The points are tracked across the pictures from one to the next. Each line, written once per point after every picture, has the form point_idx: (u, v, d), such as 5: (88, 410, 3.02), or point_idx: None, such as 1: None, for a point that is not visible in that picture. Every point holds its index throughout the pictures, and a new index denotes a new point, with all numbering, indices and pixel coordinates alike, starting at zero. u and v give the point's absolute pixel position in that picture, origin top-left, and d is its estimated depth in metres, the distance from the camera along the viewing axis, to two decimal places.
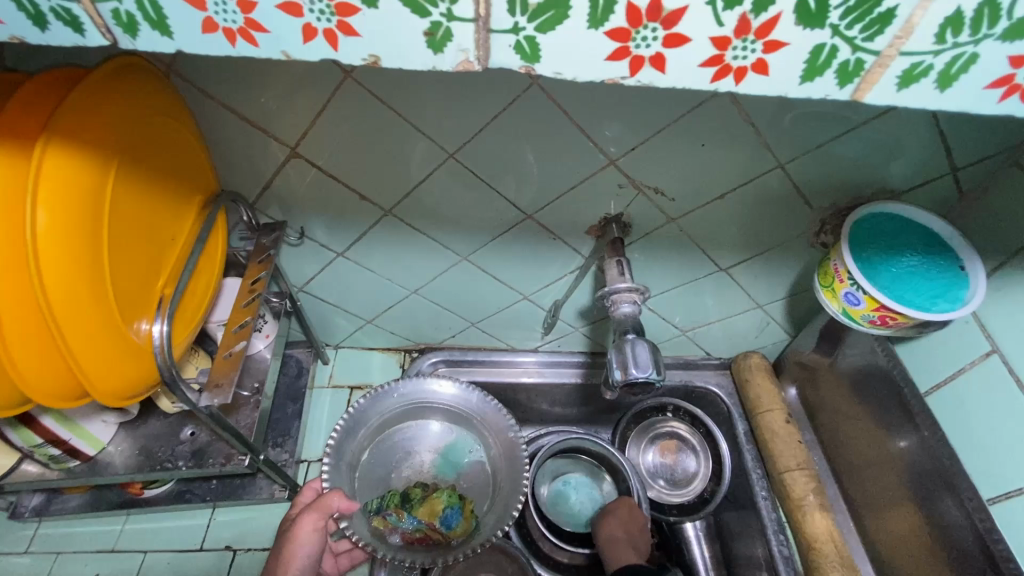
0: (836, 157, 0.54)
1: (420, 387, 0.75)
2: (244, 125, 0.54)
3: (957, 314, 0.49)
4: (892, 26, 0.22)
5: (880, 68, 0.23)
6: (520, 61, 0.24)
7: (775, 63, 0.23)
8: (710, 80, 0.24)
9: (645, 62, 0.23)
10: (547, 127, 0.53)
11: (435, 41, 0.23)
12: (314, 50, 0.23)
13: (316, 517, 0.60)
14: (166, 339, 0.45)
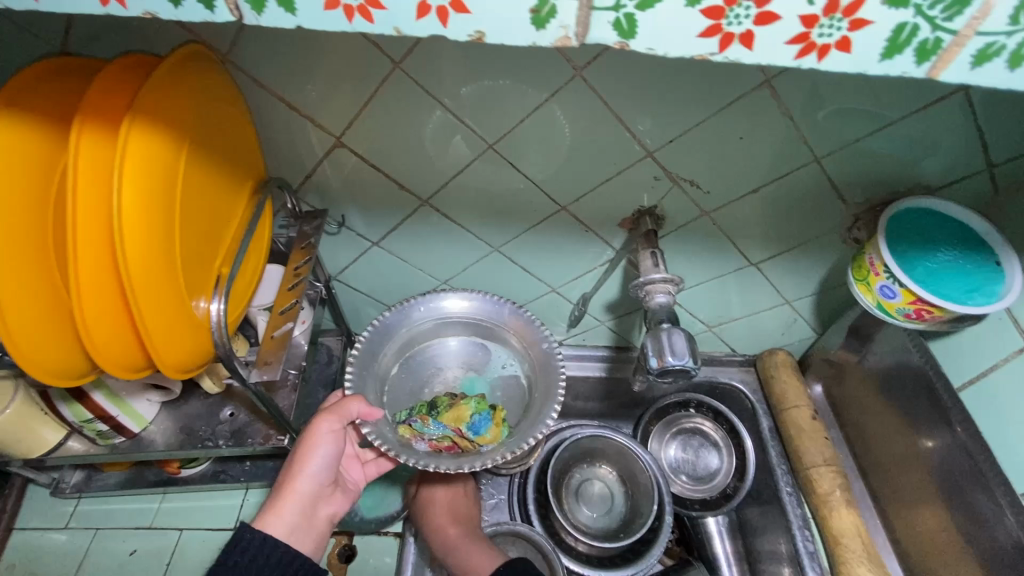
0: (873, 152, 0.55)
1: (441, 303, 0.70)
2: (293, 114, 0.56)
3: (993, 307, 0.50)
4: (972, 7, 0.21)
5: (958, 47, 0.22)
6: (616, 37, 0.24)
7: (859, 41, 0.22)
8: (793, 57, 0.23)
9: (734, 39, 0.23)
10: (587, 118, 0.54)
11: (539, 18, 0.23)
12: (425, 27, 0.24)
13: (334, 419, 0.60)
14: (222, 316, 0.46)
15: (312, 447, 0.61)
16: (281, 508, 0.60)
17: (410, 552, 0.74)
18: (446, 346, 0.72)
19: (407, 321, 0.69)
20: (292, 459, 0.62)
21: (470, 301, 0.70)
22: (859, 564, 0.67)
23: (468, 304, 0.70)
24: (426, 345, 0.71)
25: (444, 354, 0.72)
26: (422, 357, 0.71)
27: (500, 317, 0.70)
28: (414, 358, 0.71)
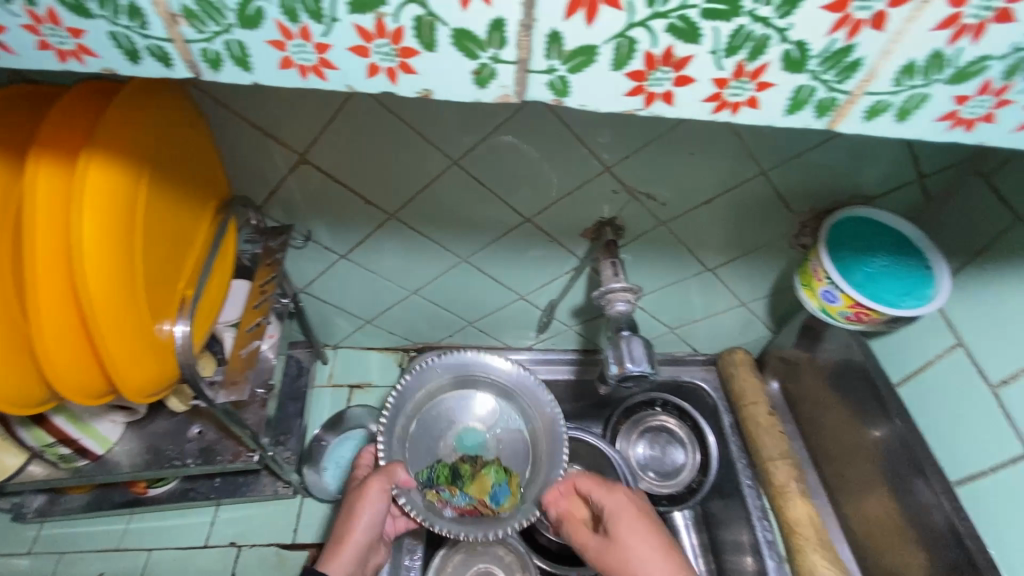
0: (815, 165, 0.58)
1: (479, 361, 0.74)
2: (255, 133, 0.56)
3: (924, 310, 0.54)
4: (860, 73, 0.25)
5: (851, 104, 0.26)
6: (551, 95, 0.27)
7: (766, 100, 0.26)
8: (710, 112, 0.27)
9: (656, 98, 0.26)
10: (547, 136, 0.56)
11: (481, 78, 0.26)
12: (375, 84, 0.26)
13: (383, 481, 0.64)
14: (187, 338, 0.47)
15: (357, 511, 0.63)
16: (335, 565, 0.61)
17: (384, 561, 0.72)
18: (466, 401, 0.76)
19: (429, 379, 0.73)
20: (341, 519, 0.64)
21: (500, 363, 0.74)
22: (812, 550, 0.71)
23: (487, 363, 0.74)
24: (444, 400, 0.75)
25: (462, 410, 0.76)
26: (438, 412, 0.75)
27: (520, 380, 0.74)
28: (433, 412, 0.75)
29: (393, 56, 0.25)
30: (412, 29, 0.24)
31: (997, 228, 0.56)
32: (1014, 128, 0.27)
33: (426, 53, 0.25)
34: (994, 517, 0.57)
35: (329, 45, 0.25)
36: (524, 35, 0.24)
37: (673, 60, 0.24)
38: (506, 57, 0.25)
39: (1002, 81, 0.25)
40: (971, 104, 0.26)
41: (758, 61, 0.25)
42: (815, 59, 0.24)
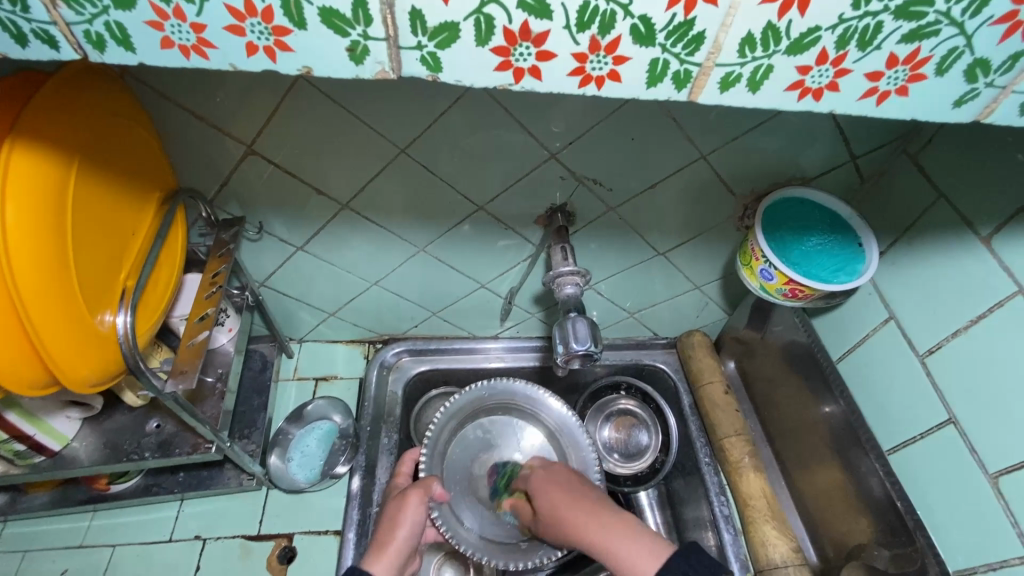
0: (752, 148, 0.60)
1: (526, 394, 0.84)
2: (200, 125, 0.56)
3: (855, 283, 0.58)
4: (705, 45, 0.27)
5: (705, 76, 0.28)
6: (426, 71, 0.28)
7: (625, 73, 0.28)
8: (576, 86, 0.28)
9: (524, 73, 0.28)
10: (492, 124, 0.57)
11: (355, 55, 0.27)
12: (257, 63, 0.27)
13: (421, 494, 0.69)
14: (130, 329, 0.47)
15: (397, 526, 0.67)
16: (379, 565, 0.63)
17: (350, 547, 0.74)
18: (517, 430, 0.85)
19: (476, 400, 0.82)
20: (383, 523, 0.68)
21: (554, 405, 0.83)
22: (764, 521, 0.73)
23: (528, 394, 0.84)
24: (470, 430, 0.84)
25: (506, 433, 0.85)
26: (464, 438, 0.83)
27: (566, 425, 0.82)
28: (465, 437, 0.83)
29: (268, 34, 0.26)
30: (280, 8, 0.25)
31: (923, 205, 0.58)
32: (859, 96, 0.29)
33: (299, 31, 0.26)
34: (924, 481, 0.60)
35: (204, 24, 0.25)
36: (388, 13, 0.25)
37: (531, 35, 0.26)
38: (375, 34, 0.26)
39: (837, 51, 0.27)
40: (813, 73, 0.28)
41: (609, 35, 0.26)
42: (660, 32, 0.26)
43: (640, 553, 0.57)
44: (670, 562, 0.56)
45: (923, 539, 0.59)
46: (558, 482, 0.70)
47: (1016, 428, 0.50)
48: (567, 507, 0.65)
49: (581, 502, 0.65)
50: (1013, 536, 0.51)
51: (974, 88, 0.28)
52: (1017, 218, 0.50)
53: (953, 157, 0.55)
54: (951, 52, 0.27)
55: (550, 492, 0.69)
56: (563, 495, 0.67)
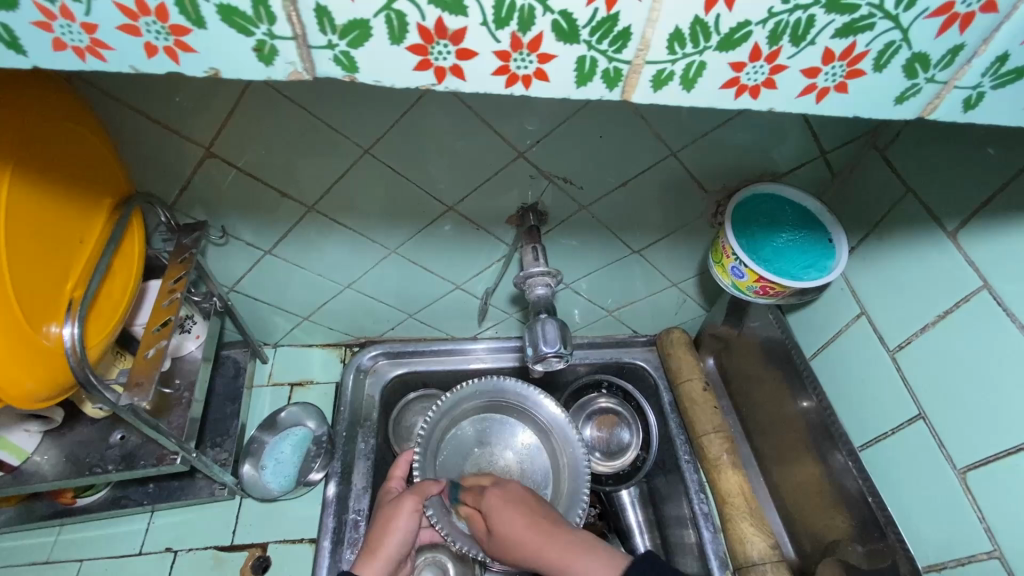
0: (722, 144, 0.59)
1: (517, 392, 0.83)
2: (154, 126, 0.54)
3: (825, 280, 0.58)
4: (633, 41, 0.26)
5: (636, 73, 0.27)
6: (342, 71, 0.27)
7: (552, 71, 0.27)
8: (504, 85, 0.28)
9: (446, 72, 0.27)
10: (457, 124, 0.56)
11: (264, 55, 0.26)
12: (159, 64, 0.26)
13: (416, 500, 0.69)
14: (77, 341, 0.46)
15: (390, 531, 0.67)
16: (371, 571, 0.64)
17: (325, 555, 0.72)
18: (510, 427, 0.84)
19: (468, 397, 0.81)
20: (376, 527, 0.68)
21: (549, 405, 0.81)
22: (742, 518, 0.72)
23: (520, 392, 0.83)
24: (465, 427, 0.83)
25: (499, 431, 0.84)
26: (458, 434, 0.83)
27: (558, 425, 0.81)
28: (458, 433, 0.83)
29: (167, 34, 0.25)
30: (174, 5, 0.23)
31: (892, 200, 0.59)
32: (797, 93, 0.28)
33: (199, 30, 0.24)
34: (895, 476, 0.60)
35: (96, 24, 0.24)
36: (293, 10, 0.24)
37: (448, 33, 0.25)
38: (282, 33, 0.25)
39: (770, 47, 0.26)
40: (748, 70, 0.27)
41: (530, 32, 0.25)
42: (584, 29, 0.25)
43: (597, 567, 0.61)
44: (625, 575, 0.59)
45: (893, 533, 0.59)
46: (503, 501, 0.68)
47: (983, 423, 0.50)
48: (506, 517, 0.66)
49: (535, 530, 0.65)
50: (980, 530, 0.51)
51: (914, 84, 0.28)
52: (981, 213, 0.50)
53: (920, 152, 0.55)
54: (887, 47, 0.26)
55: (513, 524, 0.66)
56: (513, 518, 0.66)
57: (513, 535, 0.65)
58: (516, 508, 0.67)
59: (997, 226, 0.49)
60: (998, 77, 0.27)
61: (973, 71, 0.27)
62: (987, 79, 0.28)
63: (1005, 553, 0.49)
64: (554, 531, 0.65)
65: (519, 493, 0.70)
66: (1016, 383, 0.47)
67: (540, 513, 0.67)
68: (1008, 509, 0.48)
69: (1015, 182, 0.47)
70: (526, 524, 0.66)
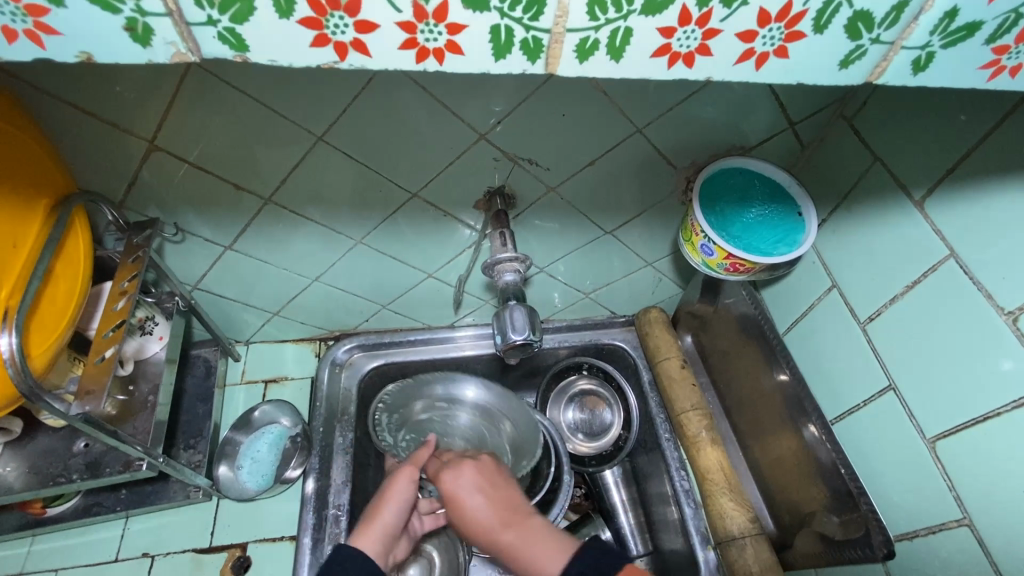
0: (689, 118, 0.58)
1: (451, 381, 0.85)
2: (88, 119, 0.50)
3: (794, 255, 0.58)
4: (550, 7, 0.24)
5: (558, 43, 0.26)
6: (231, 50, 0.25)
7: (465, 44, 0.25)
8: (414, 61, 0.26)
9: (347, 48, 0.25)
10: (414, 108, 0.53)
11: (138, 35, 0.24)
12: (21, 51, 0.23)
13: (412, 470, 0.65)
14: (16, 351, 0.45)
15: (387, 502, 0.64)
16: (368, 541, 0.61)
17: (305, 553, 0.71)
18: (453, 417, 0.84)
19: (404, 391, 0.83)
20: (373, 499, 0.65)
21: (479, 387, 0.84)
22: (722, 495, 0.71)
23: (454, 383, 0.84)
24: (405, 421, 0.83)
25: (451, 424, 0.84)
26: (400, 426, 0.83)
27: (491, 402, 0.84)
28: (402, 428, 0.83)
29: (22, 16, 0.22)
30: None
31: (859, 170, 0.58)
32: (733, 60, 0.27)
33: (58, 9, 0.22)
34: (867, 447, 0.60)
35: None
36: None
37: (341, 3, 0.23)
38: (153, 9, 0.23)
39: (699, 10, 0.25)
40: (680, 35, 0.25)
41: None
42: None
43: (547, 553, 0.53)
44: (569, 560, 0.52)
45: (864, 504, 0.59)
46: (472, 482, 0.60)
47: (953, 392, 0.50)
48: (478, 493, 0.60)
49: (493, 506, 0.58)
50: (950, 499, 0.51)
51: (859, 46, 0.26)
52: (946, 180, 0.49)
53: (887, 120, 0.54)
54: (827, 5, 0.25)
55: (469, 493, 0.60)
56: (471, 490, 0.60)
57: (478, 520, 0.58)
58: (471, 474, 0.61)
59: (962, 192, 0.48)
60: (948, 35, 0.26)
61: (921, 29, 0.26)
62: (936, 38, 0.26)
63: (974, 520, 0.49)
64: (523, 515, 0.57)
65: (482, 472, 0.62)
66: (984, 352, 0.47)
67: (514, 497, 0.60)
68: (977, 477, 0.48)
69: (982, 146, 0.46)
70: (492, 498, 0.59)
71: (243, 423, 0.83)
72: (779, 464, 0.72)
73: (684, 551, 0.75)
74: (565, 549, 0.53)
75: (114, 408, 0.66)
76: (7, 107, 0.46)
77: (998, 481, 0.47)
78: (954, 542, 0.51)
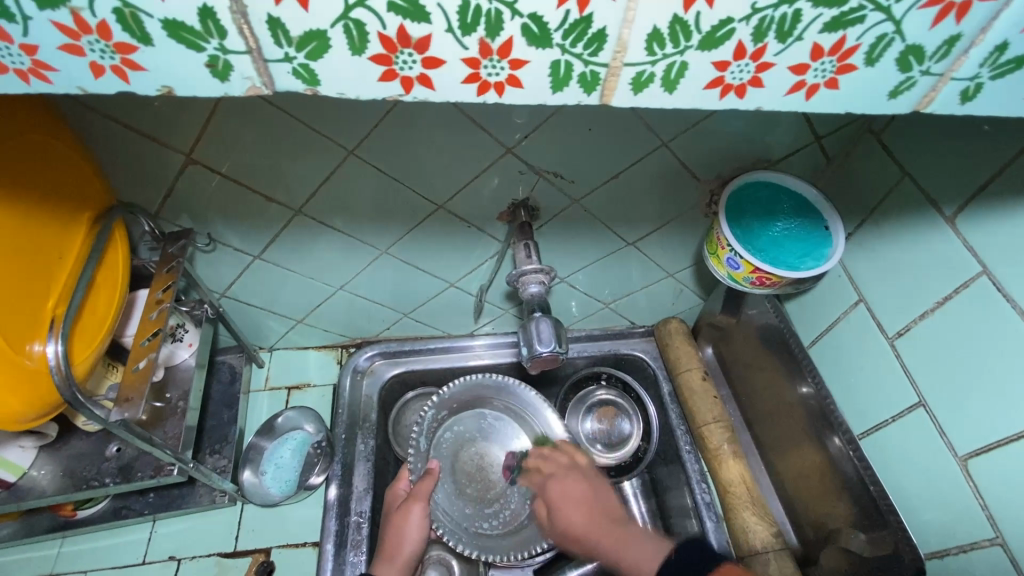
0: (715, 132, 0.58)
1: (524, 398, 0.83)
2: (134, 136, 0.52)
3: (821, 269, 0.58)
4: (609, 43, 0.25)
5: (615, 77, 0.26)
6: (303, 84, 0.26)
7: (526, 78, 0.26)
8: (475, 94, 0.27)
9: (413, 82, 0.26)
10: (445, 121, 0.54)
11: (218, 71, 0.25)
12: (107, 85, 0.25)
13: (421, 507, 0.71)
14: (62, 358, 0.47)
15: (404, 535, 0.69)
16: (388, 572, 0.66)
17: (328, 559, 0.72)
18: (506, 426, 0.85)
19: (467, 391, 0.82)
20: (390, 530, 0.70)
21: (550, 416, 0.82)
22: (744, 508, 0.71)
23: (520, 393, 0.84)
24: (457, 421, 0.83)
25: (502, 428, 0.85)
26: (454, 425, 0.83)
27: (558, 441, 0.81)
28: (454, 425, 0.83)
29: (111, 52, 0.23)
30: (117, 23, 0.22)
31: (888, 185, 0.58)
32: (787, 91, 0.27)
33: (145, 48, 0.23)
34: (895, 463, 0.59)
35: (35, 46, 0.23)
36: (243, 23, 0.23)
37: (411, 41, 0.24)
38: (234, 47, 0.24)
39: (755, 45, 0.25)
40: (734, 69, 0.26)
41: (500, 38, 0.24)
42: (556, 32, 0.24)
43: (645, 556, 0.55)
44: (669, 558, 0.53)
45: (894, 522, 0.59)
46: (581, 490, 0.68)
47: (984, 411, 0.49)
48: (573, 499, 0.67)
49: (593, 518, 0.63)
50: (983, 518, 0.50)
51: (908, 77, 0.27)
52: (978, 198, 0.49)
53: (915, 136, 0.54)
54: (879, 40, 0.25)
55: (578, 505, 0.66)
56: (574, 500, 0.66)
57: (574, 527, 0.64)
58: (579, 484, 0.69)
59: (995, 209, 0.48)
60: (997, 66, 0.26)
61: (970, 61, 0.26)
62: (985, 70, 0.26)
63: (1007, 541, 0.48)
64: (621, 525, 0.61)
65: (582, 484, 0.69)
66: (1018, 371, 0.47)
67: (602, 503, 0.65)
68: (1010, 497, 0.48)
69: (1011, 167, 0.46)
70: (591, 510, 0.64)
71: (264, 427, 0.83)
72: (805, 478, 0.71)
73: None
74: (660, 548, 0.56)
75: (147, 414, 0.68)
76: (55, 126, 0.48)
77: None
78: (986, 564, 0.50)
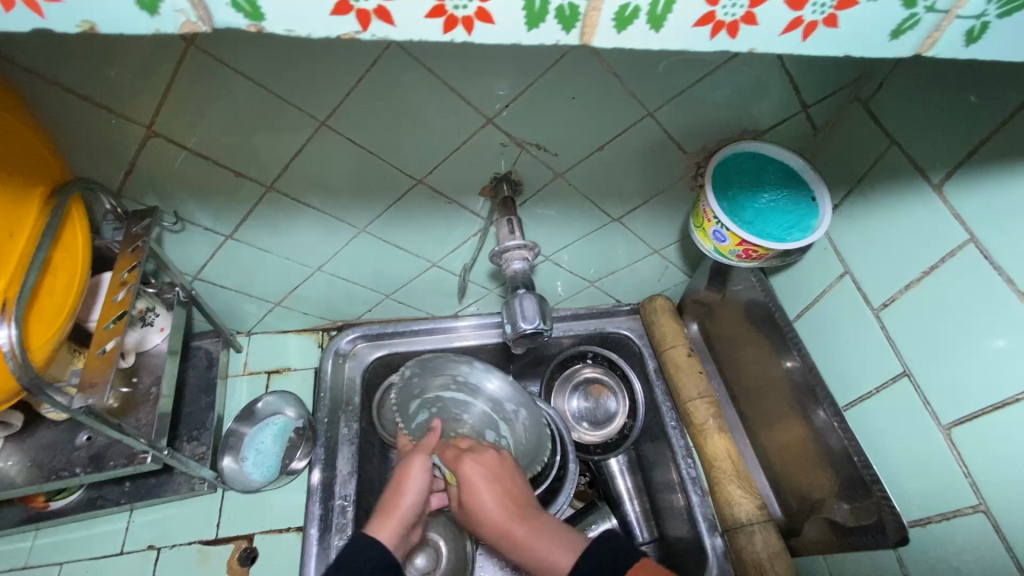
0: (702, 101, 0.56)
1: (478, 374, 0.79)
2: (83, 105, 0.49)
3: (806, 240, 0.57)
4: None
5: (596, 13, 0.25)
6: (246, 20, 0.24)
7: (497, 12, 0.24)
8: (442, 31, 0.25)
9: (370, 16, 0.24)
10: (420, 90, 0.52)
11: (146, 2, 0.22)
12: (20, 19, 0.22)
13: (424, 461, 0.62)
14: (15, 343, 0.44)
15: (403, 489, 0.61)
16: (385, 531, 0.59)
17: (313, 543, 0.70)
18: (464, 409, 0.79)
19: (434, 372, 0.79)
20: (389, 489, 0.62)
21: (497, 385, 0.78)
22: (729, 482, 0.71)
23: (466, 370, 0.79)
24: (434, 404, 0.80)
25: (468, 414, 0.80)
26: (424, 409, 0.80)
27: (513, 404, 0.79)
28: (427, 406, 0.80)
29: None
30: None
31: (875, 154, 0.57)
32: (779, 31, 0.26)
33: None
34: (880, 433, 0.59)
35: None
36: None
37: None
38: None
39: None
40: (725, 4, 0.24)
41: None
42: None
43: (559, 551, 0.55)
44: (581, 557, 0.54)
45: (878, 491, 0.58)
46: (477, 474, 0.61)
47: (967, 379, 0.49)
48: (479, 490, 0.60)
49: (504, 502, 0.59)
50: (967, 485, 0.50)
51: (913, 14, 0.25)
52: (967, 164, 0.48)
53: (903, 103, 0.53)
54: None
55: (482, 483, 0.61)
56: (489, 483, 0.60)
57: (487, 519, 0.59)
58: (490, 479, 0.61)
59: (985, 174, 0.47)
60: (1005, 3, 0.25)
61: None
62: (992, 7, 0.25)
63: (989, 506, 0.49)
64: (523, 513, 0.59)
65: (499, 462, 0.63)
66: (1002, 338, 0.46)
67: (511, 488, 0.61)
68: (993, 463, 0.48)
69: (1002, 130, 0.45)
70: (488, 494, 0.60)
71: (243, 414, 0.82)
72: (790, 451, 0.71)
73: (691, 537, 0.75)
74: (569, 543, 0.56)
75: (117, 400, 0.65)
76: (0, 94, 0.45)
77: (1015, 467, 0.46)
78: (968, 531, 0.51)
